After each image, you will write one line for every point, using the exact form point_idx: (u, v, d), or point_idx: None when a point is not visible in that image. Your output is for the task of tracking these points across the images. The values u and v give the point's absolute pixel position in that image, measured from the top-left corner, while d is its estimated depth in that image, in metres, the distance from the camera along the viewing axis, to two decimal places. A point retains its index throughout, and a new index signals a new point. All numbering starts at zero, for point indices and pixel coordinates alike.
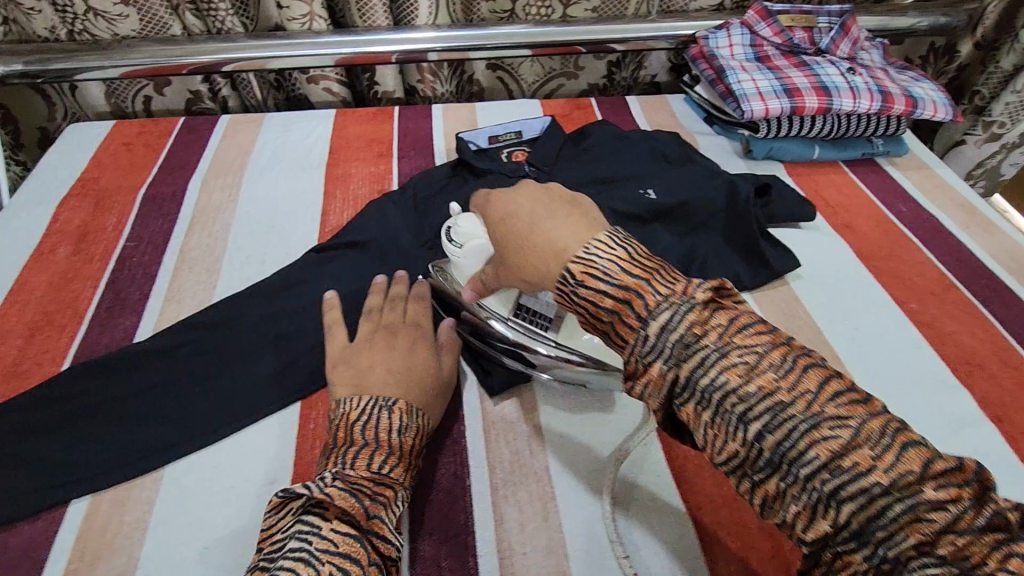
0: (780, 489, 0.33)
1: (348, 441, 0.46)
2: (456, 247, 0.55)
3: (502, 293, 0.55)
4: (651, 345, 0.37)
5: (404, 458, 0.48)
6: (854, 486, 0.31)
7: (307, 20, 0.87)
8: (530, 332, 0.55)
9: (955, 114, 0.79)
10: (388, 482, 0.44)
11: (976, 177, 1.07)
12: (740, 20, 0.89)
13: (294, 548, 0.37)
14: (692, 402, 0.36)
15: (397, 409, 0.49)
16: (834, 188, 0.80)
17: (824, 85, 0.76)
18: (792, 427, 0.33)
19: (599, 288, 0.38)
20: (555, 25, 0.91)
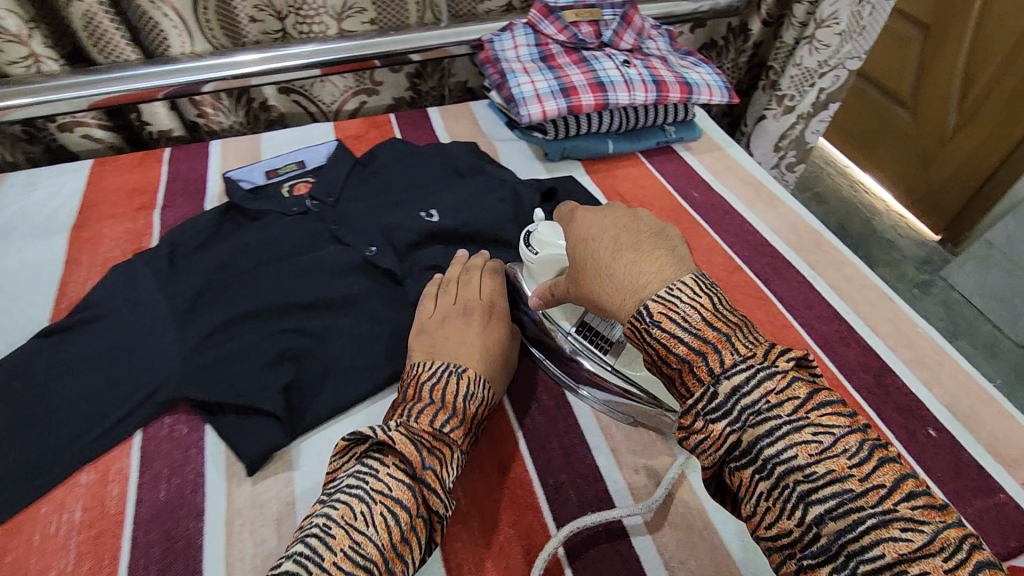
0: (754, 492, 0.38)
1: (419, 397, 0.48)
2: (530, 254, 0.59)
3: (567, 306, 0.57)
4: (719, 403, 0.40)
5: (476, 417, 0.50)
6: (838, 499, 0.35)
7: (32, 63, 0.75)
8: (586, 350, 0.56)
9: (731, 95, 0.81)
10: (449, 440, 0.46)
11: (786, 148, 1.12)
12: (524, 20, 0.86)
13: (349, 490, 0.41)
14: (720, 420, 0.40)
15: (468, 376, 0.51)
16: (630, 182, 0.80)
17: (599, 81, 0.75)
18: (775, 429, 0.37)
19: (677, 333, 0.42)
20: (333, 41, 0.85)
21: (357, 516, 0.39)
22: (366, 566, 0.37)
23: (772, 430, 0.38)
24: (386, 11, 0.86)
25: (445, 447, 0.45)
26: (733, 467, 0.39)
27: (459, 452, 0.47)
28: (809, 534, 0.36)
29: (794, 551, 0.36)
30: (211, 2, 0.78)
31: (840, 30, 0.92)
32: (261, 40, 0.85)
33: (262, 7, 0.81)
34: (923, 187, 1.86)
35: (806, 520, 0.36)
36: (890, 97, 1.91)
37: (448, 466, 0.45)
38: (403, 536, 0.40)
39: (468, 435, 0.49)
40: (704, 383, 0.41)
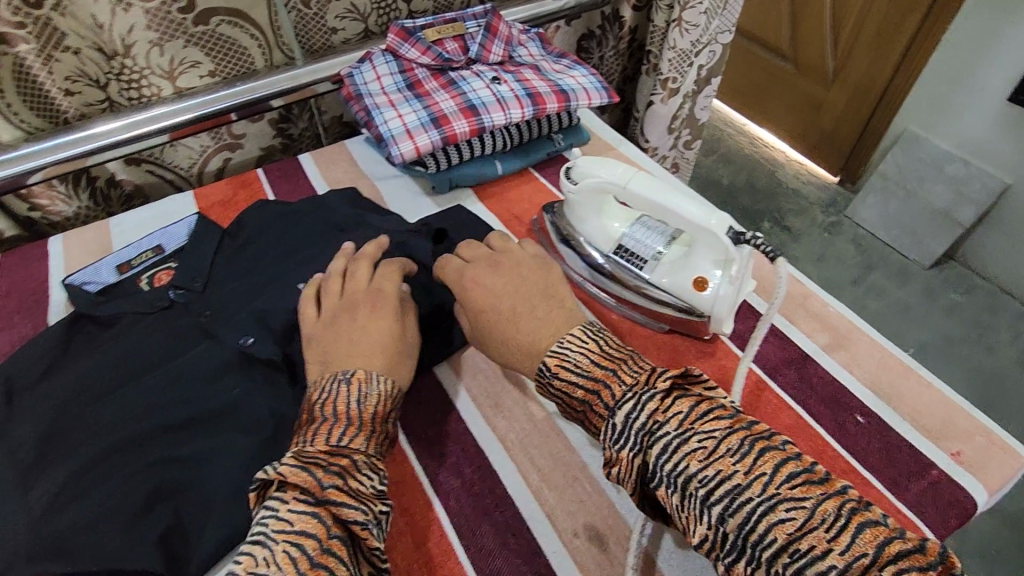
0: (673, 509, 0.38)
1: (312, 420, 0.45)
2: (572, 185, 0.61)
3: (607, 231, 0.62)
4: (618, 431, 0.41)
5: (376, 413, 0.47)
6: (730, 495, 0.36)
7: None
8: (623, 267, 0.61)
9: (610, 94, 0.78)
10: (349, 450, 0.43)
11: (679, 128, 1.11)
12: (383, 47, 0.80)
13: (251, 535, 0.38)
14: (625, 447, 0.40)
15: (357, 376, 0.48)
16: (525, 200, 0.76)
17: (471, 104, 0.70)
18: (666, 442, 0.39)
19: (573, 379, 0.46)
20: (169, 104, 0.75)
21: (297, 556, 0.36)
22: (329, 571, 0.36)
23: (665, 446, 0.39)
24: (225, 60, 0.77)
25: (343, 461, 0.42)
26: (651, 488, 0.39)
27: (369, 454, 0.44)
28: (720, 535, 0.36)
29: (716, 554, 0.36)
30: (7, 85, 0.66)
31: (705, 8, 0.89)
32: (86, 113, 0.74)
33: (75, 77, 0.70)
34: (815, 131, 1.93)
35: (713, 522, 0.36)
36: (772, 53, 1.97)
37: (361, 476, 0.42)
38: (315, 562, 0.36)
39: (372, 437, 0.45)
40: (605, 416, 0.43)
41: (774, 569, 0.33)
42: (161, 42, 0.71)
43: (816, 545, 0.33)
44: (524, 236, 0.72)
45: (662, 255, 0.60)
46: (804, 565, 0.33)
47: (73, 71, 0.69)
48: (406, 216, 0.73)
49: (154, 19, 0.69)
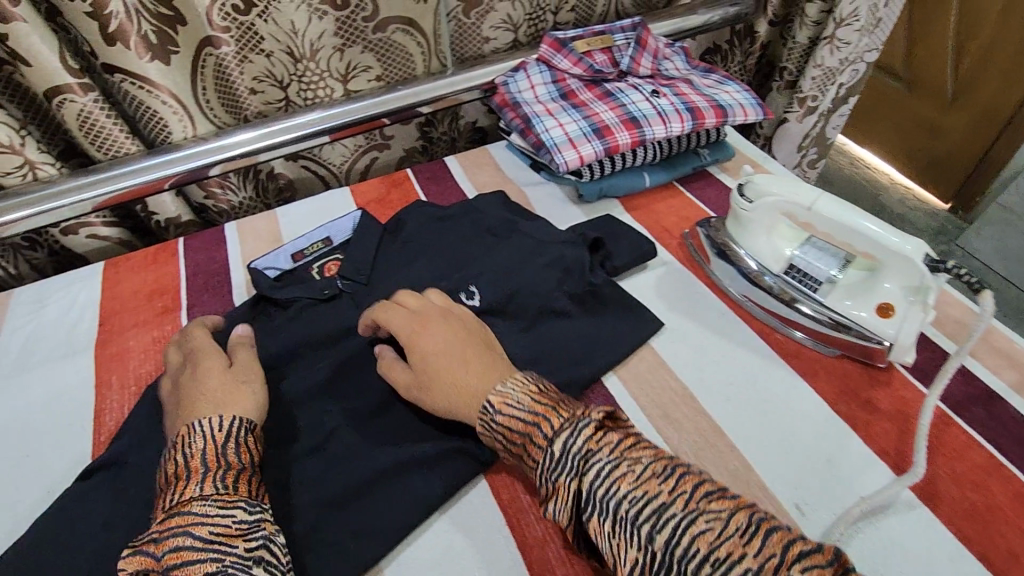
0: (602, 537, 0.39)
1: (174, 477, 0.44)
2: (746, 203, 0.62)
3: (776, 250, 0.63)
4: (557, 460, 0.42)
5: (206, 457, 0.45)
6: (655, 514, 0.37)
7: (27, 171, 0.70)
8: (794, 287, 0.61)
9: (765, 111, 0.77)
10: (181, 507, 0.42)
11: (808, 146, 1.08)
12: (536, 57, 0.82)
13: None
14: (562, 475, 0.41)
15: (178, 436, 0.46)
16: (673, 213, 0.76)
17: (632, 116, 0.72)
18: (602, 469, 0.40)
19: (515, 414, 0.45)
20: (340, 105, 0.80)
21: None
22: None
23: (596, 474, 0.40)
24: (392, 66, 0.82)
25: (177, 523, 0.41)
26: (585, 518, 0.40)
27: (210, 497, 0.43)
28: (648, 557, 0.37)
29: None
30: (208, 82, 0.73)
31: (860, 26, 0.88)
32: (263, 111, 0.80)
33: (261, 78, 0.76)
34: (927, 155, 1.82)
35: (643, 543, 0.37)
36: (882, 71, 1.89)
37: (211, 521, 0.41)
38: None
39: (215, 475, 0.44)
40: (542, 449, 0.43)
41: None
42: (342, 47, 0.76)
43: (733, 554, 0.35)
44: (676, 248, 0.72)
45: (837, 278, 0.60)
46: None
47: (261, 72, 0.75)
48: (556, 222, 0.75)
49: (341, 26, 0.74)
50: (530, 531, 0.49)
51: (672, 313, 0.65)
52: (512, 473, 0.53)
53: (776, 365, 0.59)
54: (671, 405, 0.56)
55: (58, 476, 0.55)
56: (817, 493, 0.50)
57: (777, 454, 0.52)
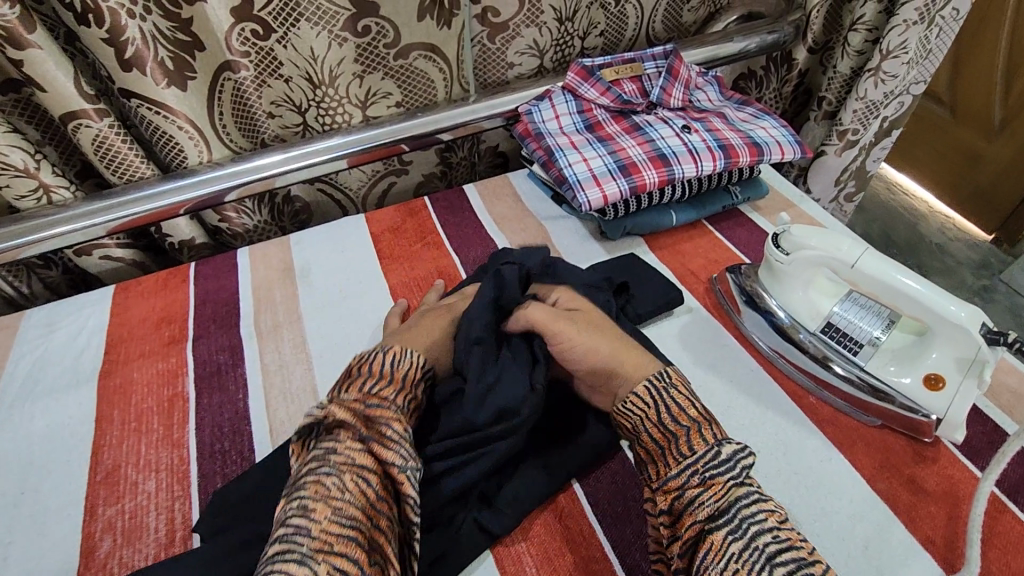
0: (722, 554, 0.38)
1: (361, 372, 0.47)
2: (781, 255, 0.57)
3: (814, 305, 0.59)
4: (723, 460, 0.42)
5: (406, 375, 0.48)
6: (795, 564, 0.37)
7: (42, 194, 0.69)
8: (832, 348, 0.56)
9: (803, 150, 0.72)
10: (380, 400, 0.45)
11: (846, 180, 1.03)
12: (561, 85, 0.79)
13: (313, 467, 0.40)
14: (722, 474, 0.42)
15: (391, 350, 0.49)
16: (700, 255, 0.72)
17: (661, 153, 0.68)
18: (751, 491, 0.41)
19: (692, 403, 0.46)
20: (358, 132, 0.78)
21: (316, 502, 0.38)
22: (353, 526, 0.37)
23: (745, 497, 0.40)
24: (413, 92, 0.80)
25: (380, 412, 0.44)
26: (707, 526, 0.40)
27: (400, 407, 0.46)
28: None
29: None
30: (225, 107, 0.72)
31: (908, 58, 0.83)
32: (280, 135, 0.79)
33: (279, 102, 0.75)
34: (971, 184, 1.72)
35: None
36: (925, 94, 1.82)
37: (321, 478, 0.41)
38: (379, 499, 0.40)
39: (404, 393, 0.47)
40: (708, 443, 0.43)
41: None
42: (362, 73, 0.74)
43: None
44: (703, 294, 0.68)
45: (880, 341, 0.56)
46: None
47: (279, 97, 0.74)
48: (577, 261, 0.72)
49: (362, 53, 0.72)
50: None
51: (695, 366, 0.60)
52: (518, 542, 0.49)
53: (809, 432, 0.54)
54: None
55: (51, 520, 0.53)
56: None
57: (811, 536, 0.48)
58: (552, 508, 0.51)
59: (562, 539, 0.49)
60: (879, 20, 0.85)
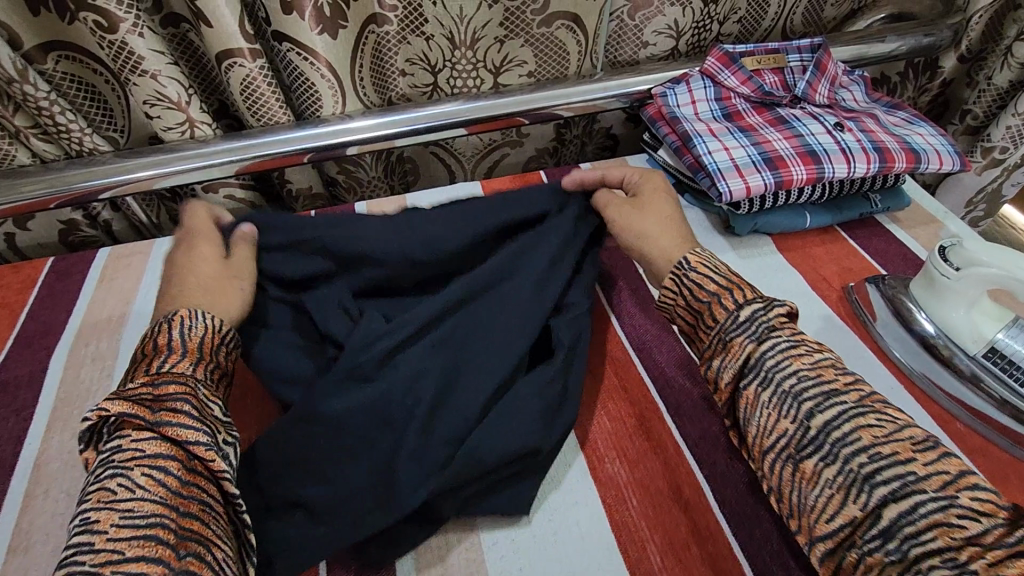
0: (757, 404, 0.42)
1: (137, 356, 0.43)
2: (950, 268, 0.54)
3: (975, 329, 0.55)
4: (740, 323, 0.44)
5: (205, 343, 0.45)
6: (825, 396, 0.39)
7: (187, 128, 0.71)
8: (994, 375, 0.53)
9: (962, 161, 0.67)
10: (174, 377, 0.41)
11: (978, 202, 0.96)
12: (699, 70, 0.76)
13: (97, 477, 0.35)
14: (744, 337, 0.43)
15: (178, 313, 0.46)
16: (832, 260, 0.68)
17: (810, 149, 0.64)
18: (777, 342, 0.43)
19: (709, 275, 0.47)
20: (487, 97, 0.77)
21: (116, 488, 0.34)
22: (153, 523, 0.34)
23: (775, 345, 0.42)
24: (546, 64, 0.78)
25: (174, 389, 0.40)
26: (742, 383, 0.43)
27: (198, 379, 0.43)
28: (801, 430, 0.39)
29: (788, 448, 0.40)
30: (365, 59, 0.73)
31: None
32: (408, 94, 0.79)
33: (414, 60, 0.75)
34: None
35: (800, 416, 0.40)
36: None
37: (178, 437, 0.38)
38: (184, 482, 0.36)
39: (189, 358, 0.44)
40: (725, 312, 0.45)
41: (849, 465, 0.37)
42: (502, 39, 0.74)
43: (899, 452, 0.36)
44: (836, 302, 0.64)
45: None
46: (882, 466, 0.36)
47: (416, 55, 0.74)
48: (699, 254, 0.69)
49: (508, 18, 0.71)
50: None
51: None
52: (641, 529, 0.48)
53: None
54: None
55: None
56: None
57: None
58: (678, 501, 0.49)
59: (687, 532, 0.48)
60: None
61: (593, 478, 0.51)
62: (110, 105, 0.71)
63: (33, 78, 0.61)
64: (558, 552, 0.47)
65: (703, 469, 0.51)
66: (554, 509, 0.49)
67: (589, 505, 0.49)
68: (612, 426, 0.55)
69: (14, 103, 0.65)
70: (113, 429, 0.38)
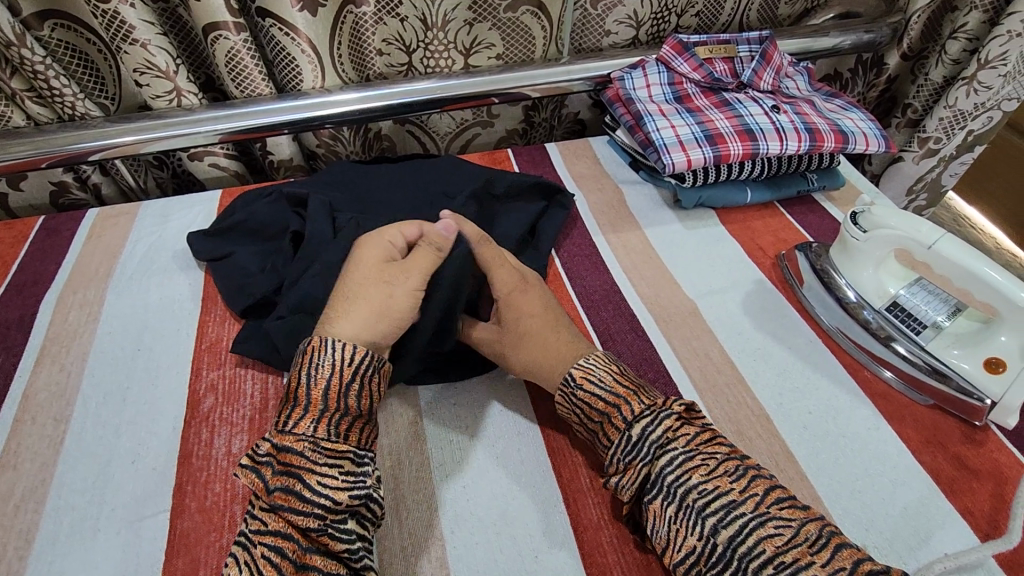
0: (664, 518, 0.43)
1: (282, 403, 0.46)
2: (858, 232, 0.60)
3: (879, 286, 0.62)
4: (632, 447, 0.46)
5: (330, 388, 0.45)
6: (725, 509, 0.42)
7: (174, 97, 0.76)
8: (898, 327, 0.59)
9: (888, 144, 0.74)
10: (293, 440, 0.43)
11: (919, 191, 1.03)
12: (655, 57, 0.82)
13: (232, 540, 0.41)
14: (636, 457, 0.45)
15: (309, 348, 0.46)
16: (769, 231, 0.74)
17: (747, 129, 0.71)
18: (673, 458, 0.44)
19: (594, 392, 0.49)
20: (458, 76, 0.83)
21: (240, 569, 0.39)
22: None
23: (670, 460, 0.44)
24: (514, 47, 0.84)
25: (292, 456, 0.42)
26: (646, 499, 0.45)
27: (321, 439, 0.43)
28: (708, 546, 0.41)
29: (699, 566, 0.41)
30: (344, 37, 0.78)
31: (1005, 71, 0.83)
32: (385, 72, 0.84)
33: (390, 40, 0.80)
34: None
35: (704, 533, 0.41)
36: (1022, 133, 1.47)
37: (297, 508, 0.41)
38: (290, 564, 0.40)
39: (302, 413, 0.44)
40: (619, 430, 0.47)
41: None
42: (471, 22, 0.79)
43: (799, 560, 0.39)
44: (769, 268, 0.70)
45: (944, 325, 0.58)
46: None
47: (392, 35, 0.79)
48: (650, 225, 0.75)
49: (476, 3, 0.77)
50: (584, 512, 0.50)
51: (756, 332, 0.63)
52: (575, 457, 0.53)
53: (860, 402, 0.57)
54: (745, 422, 0.55)
55: (159, 376, 0.60)
56: (890, 540, 0.48)
57: (852, 492, 0.51)
58: None
59: None
60: (981, 30, 0.86)
61: (535, 414, 0.57)
62: (101, 74, 0.76)
63: (30, 44, 0.66)
64: (497, 473, 0.52)
65: None
66: (498, 438, 0.55)
67: (530, 433, 0.55)
68: None
69: (12, 67, 0.70)
70: (246, 491, 0.43)
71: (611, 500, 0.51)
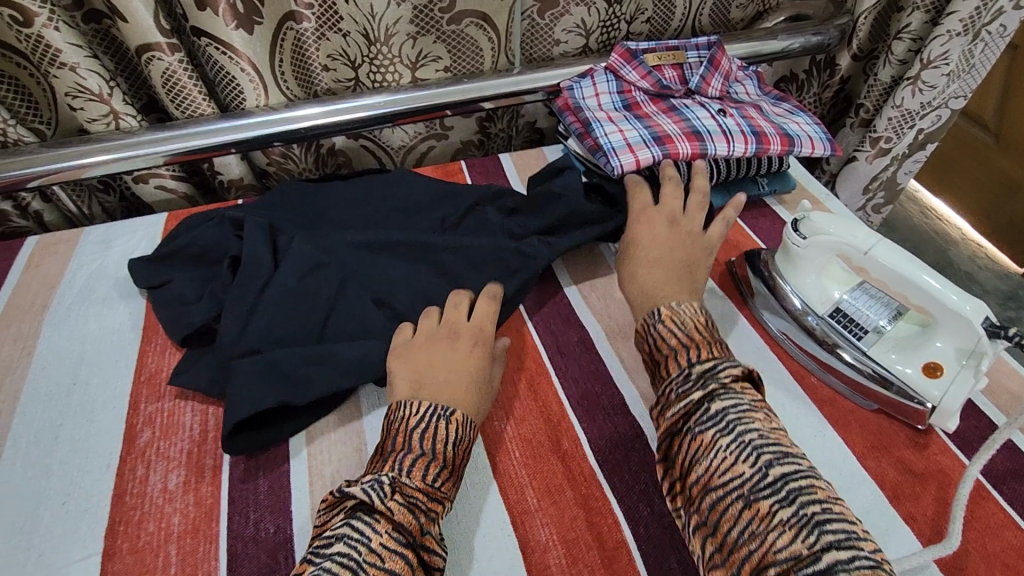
0: (713, 447, 0.42)
1: (408, 442, 0.47)
2: (799, 238, 0.60)
3: (822, 291, 0.62)
4: (698, 381, 0.46)
5: (461, 458, 0.49)
6: (781, 453, 0.41)
7: (112, 120, 0.74)
8: (841, 334, 0.59)
9: (834, 147, 0.74)
10: (438, 496, 0.45)
11: (875, 189, 1.03)
12: (604, 65, 0.82)
13: (338, 555, 0.40)
14: (699, 389, 0.45)
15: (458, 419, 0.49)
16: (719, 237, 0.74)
17: (696, 129, 0.71)
18: (736, 400, 0.44)
19: (674, 330, 0.50)
20: (407, 90, 0.82)
21: None
22: None
23: (736, 403, 0.44)
24: (461, 59, 0.84)
25: (434, 509, 0.45)
26: (697, 428, 0.44)
27: (447, 506, 0.46)
28: (757, 474, 0.40)
29: (743, 488, 0.40)
30: (286, 53, 0.77)
31: (948, 70, 0.84)
32: (332, 88, 0.83)
33: (335, 56, 0.79)
34: (1005, 216, 1.43)
35: (757, 463, 0.40)
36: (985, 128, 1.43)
37: (426, 556, 0.43)
38: None
39: (442, 472, 0.46)
40: (680, 366, 0.48)
41: (804, 510, 0.37)
42: (415, 35, 0.79)
43: (845, 513, 0.38)
44: (719, 276, 0.70)
45: (885, 329, 0.59)
46: (832, 518, 0.37)
47: (336, 51, 0.78)
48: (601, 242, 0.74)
49: (418, 15, 0.76)
50: (530, 535, 0.49)
51: None
52: (521, 477, 0.53)
53: (807, 409, 0.57)
54: None
55: (95, 413, 0.58)
56: None
57: None
58: (557, 451, 0.54)
59: (564, 480, 0.52)
60: (924, 31, 0.87)
61: (483, 434, 0.56)
62: (34, 99, 0.74)
63: None
64: None
65: (582, 424, 0.56)
66: None
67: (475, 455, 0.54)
68: (503, 388, 0.59)
69: None
70: (368, 517, 0.42)
71: (558, 519, 0.50)
